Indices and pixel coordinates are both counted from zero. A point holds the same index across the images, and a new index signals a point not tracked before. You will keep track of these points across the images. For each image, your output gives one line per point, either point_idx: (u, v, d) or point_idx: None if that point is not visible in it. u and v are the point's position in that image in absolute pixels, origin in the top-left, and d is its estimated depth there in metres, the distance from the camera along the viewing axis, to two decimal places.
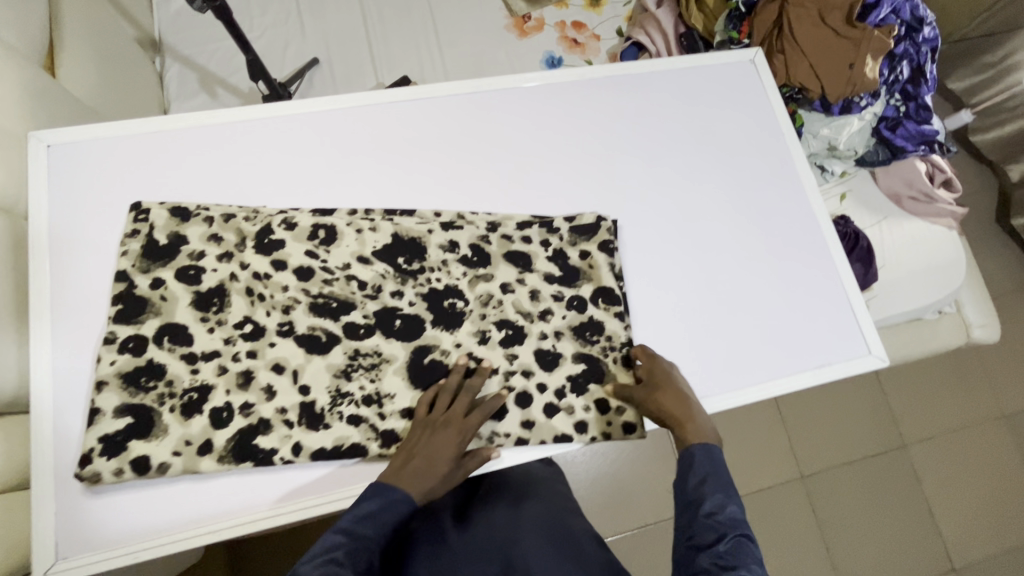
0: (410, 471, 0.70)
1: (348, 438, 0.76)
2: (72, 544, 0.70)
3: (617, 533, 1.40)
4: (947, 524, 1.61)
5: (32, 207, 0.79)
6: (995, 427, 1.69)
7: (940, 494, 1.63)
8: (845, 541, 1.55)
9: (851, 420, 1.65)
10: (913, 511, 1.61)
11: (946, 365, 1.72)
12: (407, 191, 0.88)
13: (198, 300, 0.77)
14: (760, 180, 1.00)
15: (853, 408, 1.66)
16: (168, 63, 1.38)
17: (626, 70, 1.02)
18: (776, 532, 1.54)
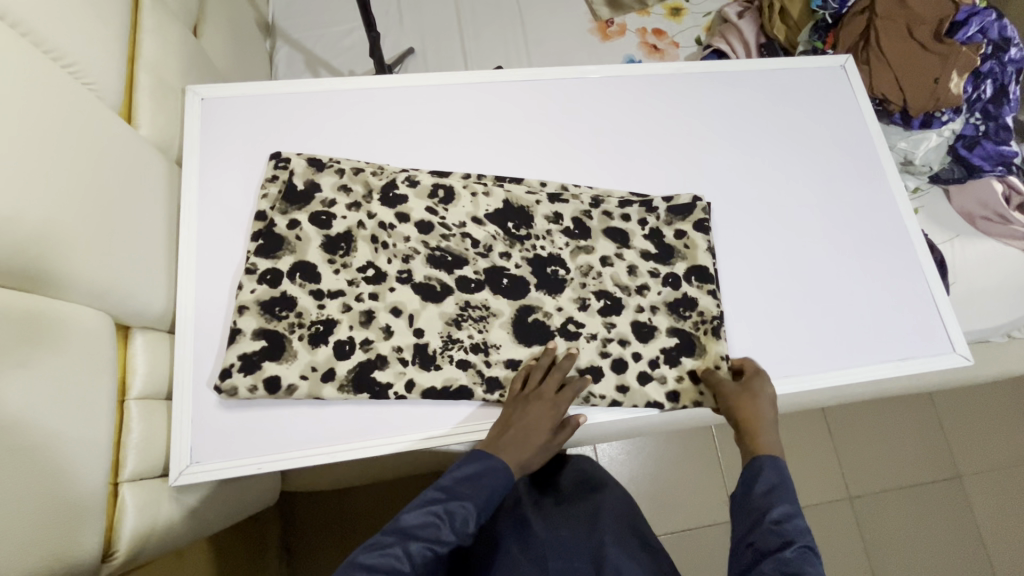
0: (506, 441, 0.75)
1: (457, 380, 0.81)
2: (205, 451, 0.76)
3: (671, 526, 1.41)
4: (1005, 559, 1.56)
5: (187, 150, 0.89)
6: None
7: (999, 527, 1.58)
8: (896, 565, 1.52)
9: (906, 442, 1.62)
10: (969, 541, 1.56)
11: (1009, 395, 1.68)
12: (515, 162, 0.95)
13: (329, 243, 0.84)
14: (850, 180, 1.03)
15: (909, 430, 1.63)
16: (278, 45, 1.49)
17: (722, 68, 1.08)
18: (824, 548, 1.52)
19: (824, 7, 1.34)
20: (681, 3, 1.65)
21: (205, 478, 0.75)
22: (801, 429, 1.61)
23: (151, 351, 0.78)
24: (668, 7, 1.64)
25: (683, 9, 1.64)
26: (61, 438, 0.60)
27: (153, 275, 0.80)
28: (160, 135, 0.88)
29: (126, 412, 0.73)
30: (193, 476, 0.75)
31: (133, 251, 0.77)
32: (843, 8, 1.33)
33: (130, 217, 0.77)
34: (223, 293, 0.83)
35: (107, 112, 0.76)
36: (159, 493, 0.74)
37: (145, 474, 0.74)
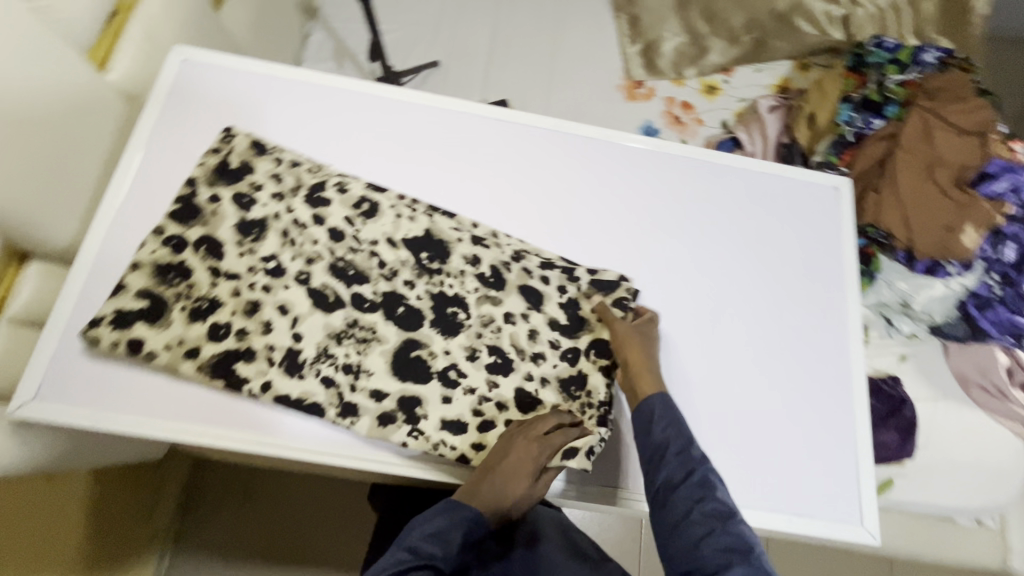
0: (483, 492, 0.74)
1: (313, 395, 0.78)
2: (51, 391, 0.76)
3: None
4: None
5: (150, 104, 0.92)
6: None
7: None
8: None
9: None
10: None
11: None
12: (456, 196, 0.95)
13: (239, 226, 0.86)
14: (803, 304, 0.96)
15: None
16: (316, 29, 1.55)
17: (701, 156, 1.03)
18: None
19: (851, 124, 1.28)
20: (718, 82, 1.61)
21: (38, 418, 0.75)
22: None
23: (41, 283, 0.80)
24: (704, 84, 1.61)
25: (718, 88, 1.60)
26: None
27: (68, 209, 0.82)
28: (131, 83, 0.92)
29: None
30: (29, 412, 0.75)
31: (52, 183, 0.79)
32: (868, 129, 1.26)
33: (64, 152, 0.80)
34: (128, 244, 0.84)
35: (71, 52, 0.80)
36: None
37: None
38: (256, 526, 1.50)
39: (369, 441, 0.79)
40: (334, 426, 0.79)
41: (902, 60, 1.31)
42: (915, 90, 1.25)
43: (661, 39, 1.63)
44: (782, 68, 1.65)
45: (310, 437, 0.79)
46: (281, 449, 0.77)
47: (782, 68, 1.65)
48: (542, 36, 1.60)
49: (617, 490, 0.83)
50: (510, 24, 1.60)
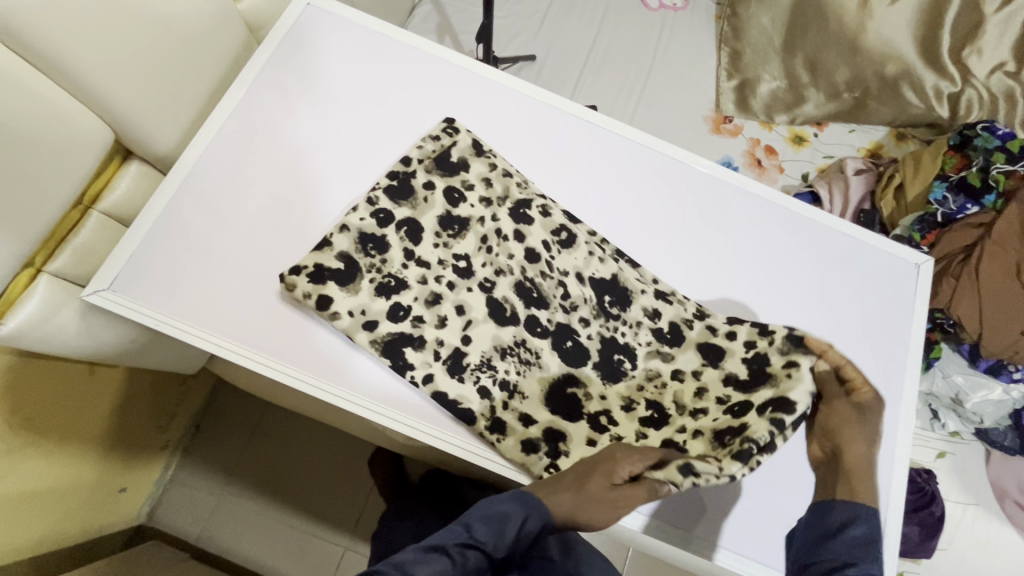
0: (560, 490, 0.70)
1: (468, 400, 0.80)
2: (124, 285, 0.80)
3: None
4: None
5: (267, 39, 0.96)
6: None
7: None
8: None
9: None
10: None
11: None
12: (626, 229, 0.96)
13: (443, 219, 0.89)
14: (861, 376, 0.92)
15: None
16: (424, 0, 1.58)
17: (872, 242, 1.01)
18: None
19: (941, 203, 1.22)
20: (808, 134, 1.58)
21: (110, 307, 0.79)
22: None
23: (138, 182, 0.85)
24: (792, 132, 1.58)
25: (807, 139, 1.57)
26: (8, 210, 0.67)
27: (174, 119, 0.86)
28: (256, 15, 0.96)
29: (85, 218, 0.79)
30: (101, 299, 0.79)
31: (165, 90, 0.83)
32: (959, 213, 1.20)
33: (184, 68, 0.85)
34: (296, 196, 0.90)
35: None
36: (72, 298, 0.79)
37: (72, 279, 0.80)
38: (260, 463, 1.54)
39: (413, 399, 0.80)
40: (383, 371, 0.81)
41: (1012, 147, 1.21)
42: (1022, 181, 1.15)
43: (760, 79, 1.61)
44: (878, 133, 1.61)
45: (360, 380, 0.81)
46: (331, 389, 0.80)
47: (877, 134, 1.61)
48: (642, 53, 1.60)
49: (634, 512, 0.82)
50: (613, 35, 1.61)
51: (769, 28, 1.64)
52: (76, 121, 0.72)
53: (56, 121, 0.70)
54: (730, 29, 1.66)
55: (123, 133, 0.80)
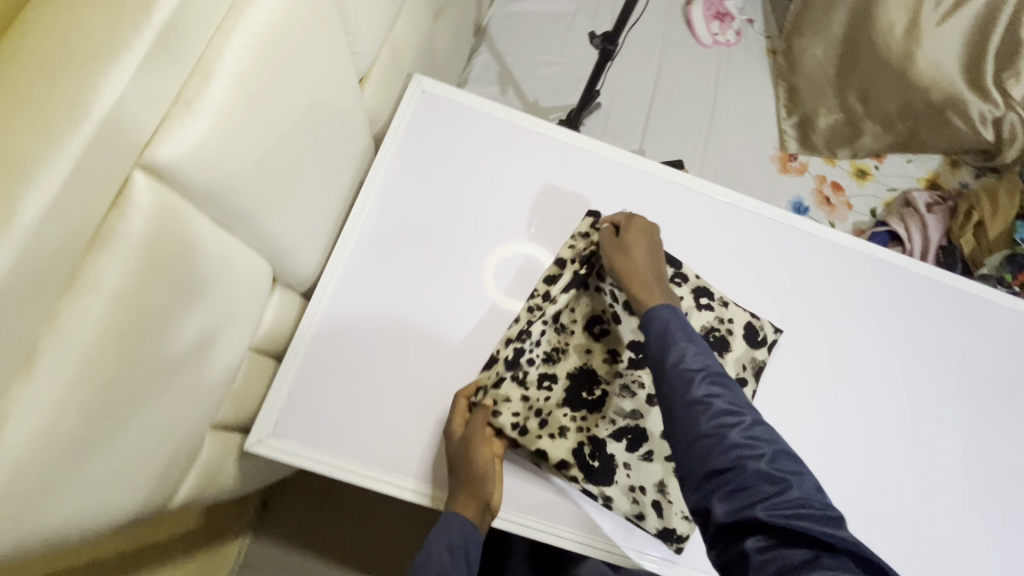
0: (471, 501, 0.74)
1: (613, 498, 0.79)
2: (287, 428, 0.75)
3: None
4: None
5: (388, 138, 0.90)
6: None
7: None
8: None
9: None
10: None
11: None
12: (769, 309, 0.94)
13: (595, 313, 0.86)
14: (1003, 440, 0.95)
15: None
16: (482, 49, 1.52)
17: (992, 297, 1.03)
18: None
19: None
20: (870, 168, 1.62)
21: (278, 456, 0.74)
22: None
23: (281, 308, 0.77)
24: (855, 167, 1.61)
25: (869, 173, 1.61)
26: (195, 392, 0.59)
27: (315, 241, 0.79)
28: (374, 110, 0.89)
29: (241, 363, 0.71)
30: (266, 447, 0.74)
31: (313, 214, 0.76)
32: None
33: (325, 183, 0.77)
34: (442, 304, 0.85)
35: (353, 84, 0.76)
36: (230, 448, 0.72)
37: (227, 427, 0.72)
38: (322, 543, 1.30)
39: (609, 521, 0.81)
40: (578, 497, 0.81)
41: None
42: None
43: (818, 114, 1.61)
44: (932, 162, 1.65)
45: (559, 511, 0.80)
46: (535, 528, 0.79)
47: (932, 163, 1.65)
48: (702, 94, 1.59)
49: None
50: (672, 77, 1.59)
51: (822, 60, 1.64)
52: (252, 275, 0.64)
53: (238, 284, 0.61)
54: (785, 63, 1.67)
55: (277, 267, 0.72)
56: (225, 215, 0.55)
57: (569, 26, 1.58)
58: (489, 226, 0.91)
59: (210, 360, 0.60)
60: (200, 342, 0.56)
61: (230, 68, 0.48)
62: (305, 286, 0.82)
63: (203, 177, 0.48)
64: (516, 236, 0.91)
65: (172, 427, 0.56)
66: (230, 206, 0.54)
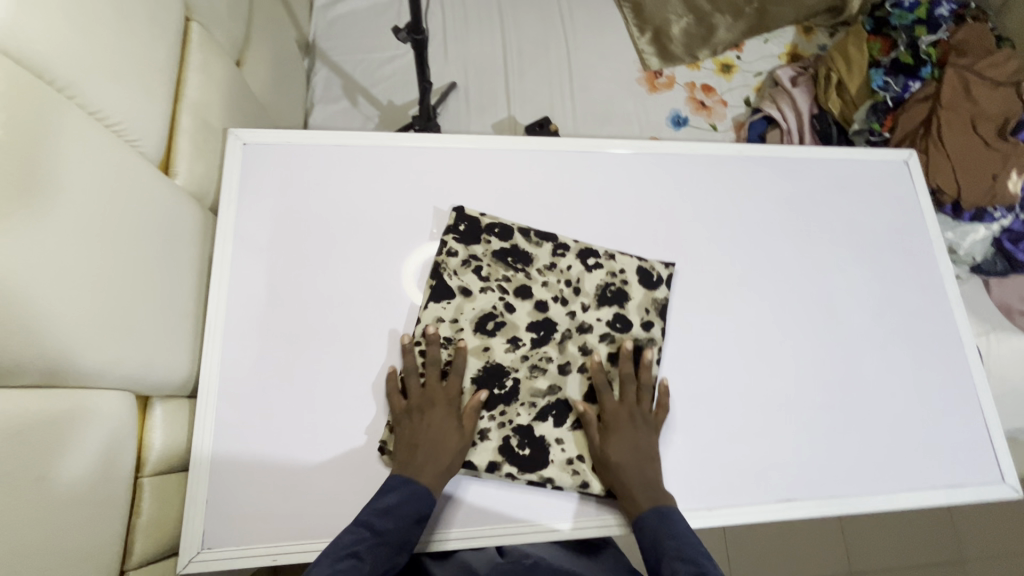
0: (419, 460, 0.74)
1: (554, 477, 0.80)
2: (218, 537, 0.74)
3: None
4: None
5: (223, 206, 0.85)
6: None
7: None
8: None
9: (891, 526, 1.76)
10: None
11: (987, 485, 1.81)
12: (655, 243, 0.94)
13: (486, 313, 0.85)
14: (907, 283, 0.98)
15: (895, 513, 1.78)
16: (318, 66, 1.44)
17: (859, 156, 1.05)
18: None
19: (886, 89, 1.31)
20: (733, 60, 1.60)
21: (216, 566, 0.72)
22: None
23: (169, 419, 0.73)
24: (718, 62, 1.59)
25: (733, 66, 1.59)
26: (77, 552, 0.55)
27: (178, 339, 0.75)
28: (198, 183, 0.83)
29: (138, 492, 0.67)
30: (202, 563, 0.72)
31: (163, 316, 0.72)
32: (905, 92, 1.30)
33: (164, 283, 0.72)
34: (339, 353, 0.83)
35: (151, 170, 0.70)
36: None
37: (150, 560, 0.69)
38: None
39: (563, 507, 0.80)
40: (536, 490, 0.80)
41: (922, 17, 1.34)
42: (948, 48, 1.30)
43: (669, 22, 1.58)
44: (787, 34, 1.63)
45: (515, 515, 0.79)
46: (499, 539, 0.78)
47: (787, 35, 1.63)
48: (552, 40, 1.56)
49: (793, 500, 0.84)
50: (518, 33, 1.54)
51: None
52: (102, 412, 0.60)
53: (86, 427, 0.57)
54: None
55: (143, 389, 0.68)
56: (27, 371, 0.51)
57: (398, 14, 1.51)
58: (359, 259, 0.87)
59: (83, 517, 0.56)
60: (56, 507, 0.53)
61: None
62: (188, 387, 0.78)
63: None
64: (394, 260, 0.88)
65: None
66: (14, 358, 0.49)
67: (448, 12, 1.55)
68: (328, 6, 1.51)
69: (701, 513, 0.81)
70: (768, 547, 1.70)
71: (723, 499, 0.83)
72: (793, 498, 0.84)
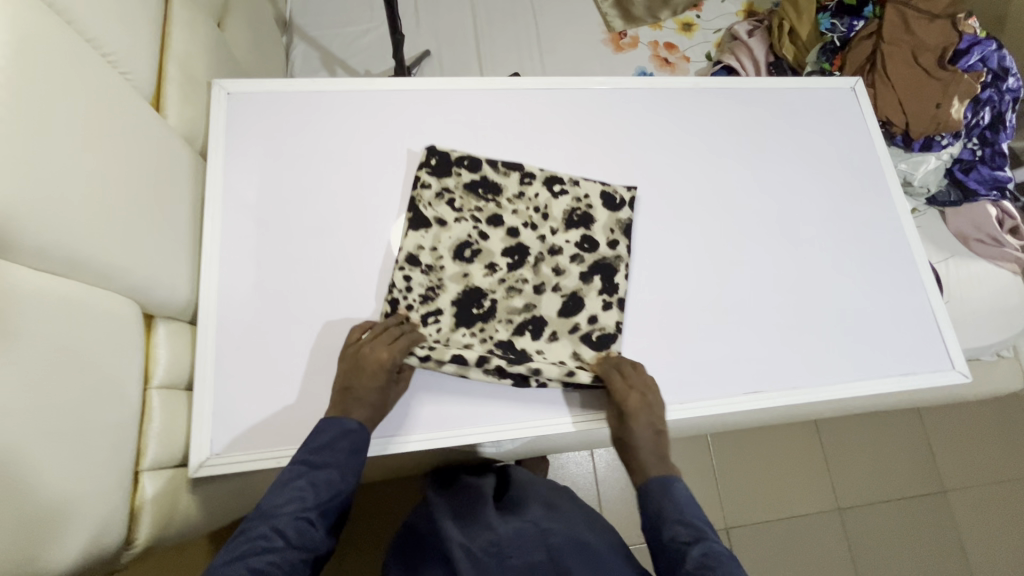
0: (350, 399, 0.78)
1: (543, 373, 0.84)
2: (225, 443, 0.79)
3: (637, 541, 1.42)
4: (970, 548, 1.79)
5: (212, 150, 0.90)
6: (1008, 482, 1.86)
7: (966, 516, 1.82)
8: (870, 552, 1.75)
9: (875, 459, 1.84)
10: (929, 538, 1.78)
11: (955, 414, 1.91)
12: (620, 170, 1.01)
13: (461, 241, 0.91)
14: (857, 197, 1.06)
15: (877, 446, 1.86)
16: (295, 41, 1.50)
17: (807, 84, 1.12)
18: (801, 563, 1.71)
19: (833, 30, 1.41)
20: (692, 18, 1.68)
21: (226, 470, 0.78)
22: (772, 439, 1.82)
23: (172, 339, 0.79)
24: (679, 22, 1.67)
25: (693, 24, 1.67)
26: (95, 432, 0.61)
27: (178, 267, 0.80)
28: (187, 128, 0.88)
29: (148, 400, 0.73)
30: (211, 469, 0.77)
31: (163, 243, 0.77)
32: (851, 32, 1.39)
33: (161, 212, 0.78)
34: (329, 279, 0.89)
35: (145, 105, 0.76)
36: (177, 480, 0.75)
37: (164, 465, 0.74)
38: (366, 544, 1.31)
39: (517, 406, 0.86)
40: (497, 391, 0.86)
41: None
42: None
43: None
44: None
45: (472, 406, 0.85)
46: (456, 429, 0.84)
47: None
48: (519, 7, 1.63)
49: (760, 393, 0.90)
50: (486, 2, 1.61)
51: None
52: (112, 315, 0.65)
53: (99, 325, 0.63)
54: None
55: (146, 305, 0.73)
56: (44, 260, 0.57)
57: None
58: (343, 195, 0.93)
59: (99, 403, 0.62)
60: (75, 385, 0.58)
61: None
62: (187, 313, 0.84)
63: None
64: (377, 194, 0.94)
65: (84, 468, 0.59)
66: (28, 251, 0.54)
67: None
68: None
69: (677, 406, 0.88)
70: (757, 485, 1.77)
71: (697, 392, 0.89)
72: (760, 391, 0.90)
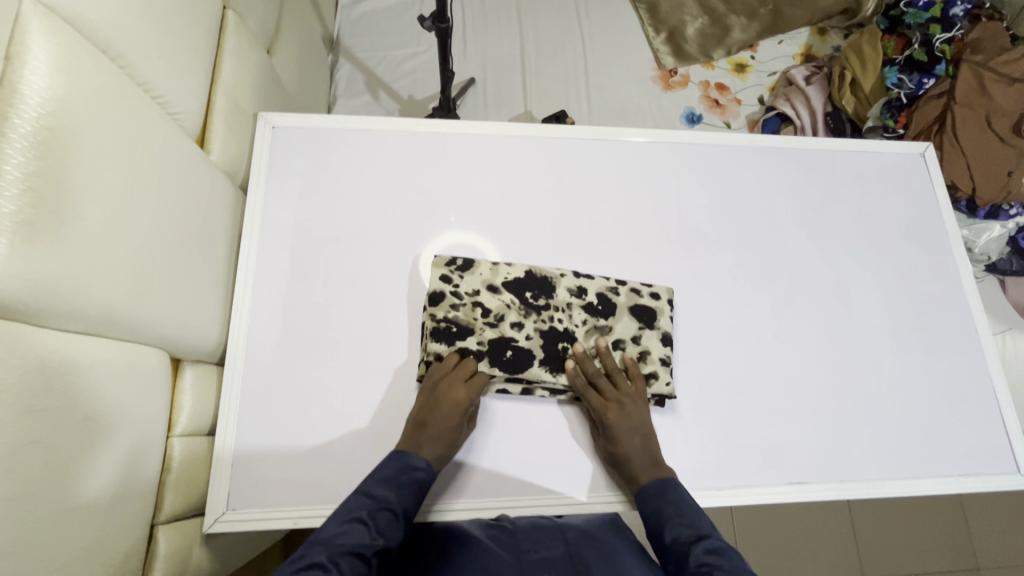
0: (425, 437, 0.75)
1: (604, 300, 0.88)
2: (241, 498, 0.76)
3: None
4: None
5: (253, 185, 0.89)
6: None
7: None
8: None
9: (916, 533, 1.63)
10: None
11: None
12: (666, 230, 0.96)
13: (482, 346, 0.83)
14: (918, 275, 0.99)
15: (922, 520, 1.64)
16: (341, 61, 1.49)
17: (872, 147, 1.06)
18: None
19: (900, 86, 1.35)
20: (747, 59, 1.62)
21: (239, 528, 0.75)
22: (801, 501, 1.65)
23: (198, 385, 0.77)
24: (732, 62, 1.61)
25: (747, 65, 1.61)
26: (117, 493, 0.58)
27: (209, 309, 0.78)
28: (230, 162, 0.86)
29: (168, 450, 0.70)
30: (225, 523, 0.75)
31: (199, 285, 0.75)
32: (920, 89, 1.32)
33: (199, 252, 0.75)
34: (360, 322, 0.86)
35: (191, 143, 0.74)
36: (189, 536, 0.72)
37: (178, 518, 0.71)
38: None
39: (523, 484, 0.81)
40: (505, 467, 0.82)
41: (936, 16, 1.37)
42: (961, 46, 1.31)
43: (684, 23, 1.61)
44: (802, 35, 1.65)
45: (515, 466, 0.82)
46: (475, 493, 0.80)
47: (802, 36, 1.65)
48: (569, 38, 1.59)
49: (803, 484, 0.84)
50: (536, 31, 1.58)
51: None
52: (139, 365, 0.63)
53: (130, 378, 0.61)
54: None
55: (175, 351, 0.71)
56: (79, 318, 0.54)
57: (420, 11, 1.56)
58: (379, 241, 0.90)
59: (123, 462, 0.60)
60: (104, 440, 0.56)
61: (14, 177, 0.48)
62: (214, 355, 0.82)
63: (22, 295, 0.48)
64: (415, 242, 0.90)
65: (106, 530, 0.56)
66: (66, 311, 0.52)
67: (469, 9, 1.59)
68: (353, 4, 1.57)
69: (713, 492, 0.82)
70: (776, 541, 1.57)
71: (734, 474, 0.84)
72: (802, 481, 0.85)
